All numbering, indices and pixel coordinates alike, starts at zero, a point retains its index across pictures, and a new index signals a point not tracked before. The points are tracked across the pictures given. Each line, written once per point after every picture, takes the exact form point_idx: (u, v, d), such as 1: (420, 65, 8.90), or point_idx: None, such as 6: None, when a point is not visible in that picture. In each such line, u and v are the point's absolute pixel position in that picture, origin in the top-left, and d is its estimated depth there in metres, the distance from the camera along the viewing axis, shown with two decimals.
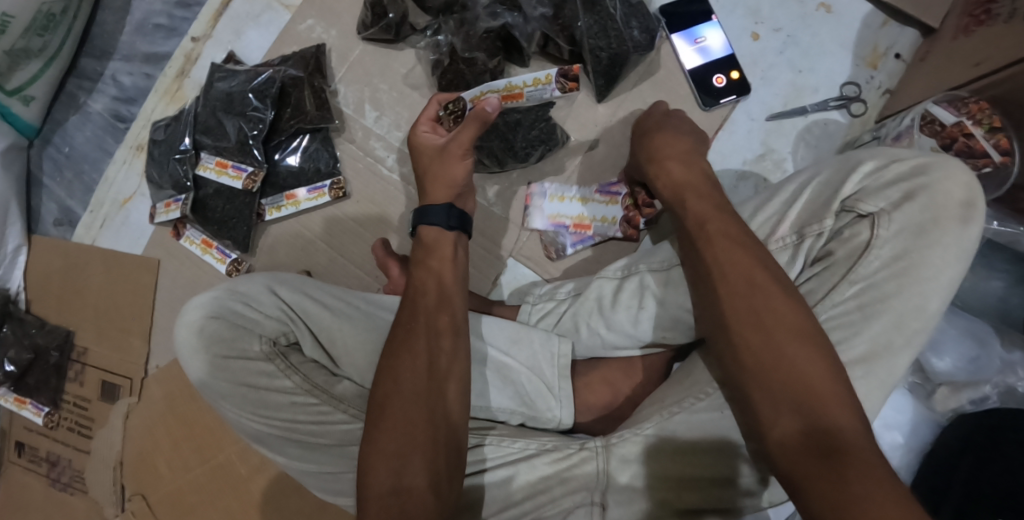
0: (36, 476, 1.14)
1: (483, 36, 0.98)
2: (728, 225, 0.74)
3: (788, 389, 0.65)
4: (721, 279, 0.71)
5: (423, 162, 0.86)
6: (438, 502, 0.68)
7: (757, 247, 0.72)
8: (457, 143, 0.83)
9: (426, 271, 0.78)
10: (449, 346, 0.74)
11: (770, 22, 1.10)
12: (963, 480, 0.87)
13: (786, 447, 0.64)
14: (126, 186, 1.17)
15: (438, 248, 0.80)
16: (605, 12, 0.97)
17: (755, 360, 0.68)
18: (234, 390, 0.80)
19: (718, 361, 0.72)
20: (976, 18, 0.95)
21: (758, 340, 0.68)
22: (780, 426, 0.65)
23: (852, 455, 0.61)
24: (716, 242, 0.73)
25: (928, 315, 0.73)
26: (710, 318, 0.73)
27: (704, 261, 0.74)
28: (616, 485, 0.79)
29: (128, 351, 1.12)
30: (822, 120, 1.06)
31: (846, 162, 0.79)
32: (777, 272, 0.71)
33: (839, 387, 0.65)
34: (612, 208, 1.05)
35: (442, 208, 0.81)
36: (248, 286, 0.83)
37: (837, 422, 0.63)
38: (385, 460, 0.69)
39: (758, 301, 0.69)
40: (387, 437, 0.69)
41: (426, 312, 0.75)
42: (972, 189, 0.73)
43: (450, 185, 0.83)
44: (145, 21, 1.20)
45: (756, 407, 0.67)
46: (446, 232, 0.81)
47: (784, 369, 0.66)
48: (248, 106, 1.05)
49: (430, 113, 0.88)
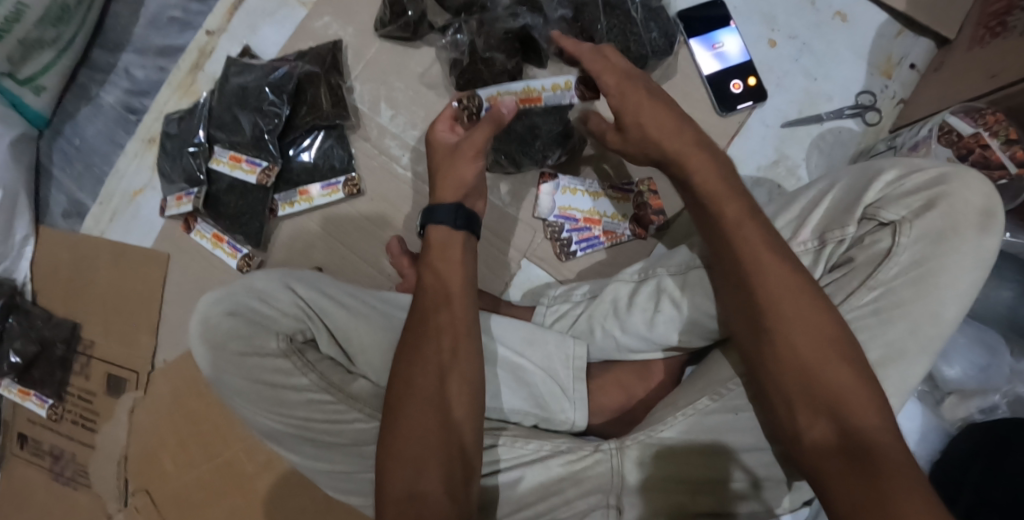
0: (39, 469, 1.13)
1: (502, 36, 0.97)
2: (748, 219, 0.73)
3: (821, 392, 0.66)
4: (754, 276, 0.71)
5: (436, 160, 0.83)
6: (454, 507, 0.67)
7: (788, 249, 0.72)
8: (470, 143, 0.81)
9: (434, 276, 0.77)
10: (452, 345, 0.73)
11: (786, 29, 1.10)
12: (974, 482, 0.86)
13: (817, 450, 0.66)
14: (137, 179, 1.16)
15: (448, 248, 0.79)
16: (624, 16, 0.98)
17: (788, 361, 0.68)
18: (251, 387, 0.80)
19: (749, 361, 0.73)
20: (991, 30, 0.97)
21: (792, 340, 0.68)
22: (810, 429, 0.66)
23: (885, 461, 0.62)
24: (746, 240, 0.72)
25: (945, 323, 0.73)
26: (739, 316, 0.73)
27: (729, 260, 0.73)
28: (630, 487, 0.79)
29: (135, 346, 1.12)
30: (836, 128, 1.07)
31: (865, 171, 0.79)
32: (805, 272, 0.70)
33: (871, 391, 0.66)
34: (623, 205, 1.07)
35: (450, 208, 0.79)
36: (263, 283, 0.83)
37: (869, 425, 0.64)
38: (400, 466, 0.68)
39: (791, 301, 0.69)
40: (403, 441, 0.69)
41: (431, 312, 0.75)
42: (991, 198, 0.74)
43: (460, 185, 0.81)
44: (160, 14, 1.19)
45: (789, 408, 0.68)
46: (454, 232, 0.79)
47: (819, 371, 0.67)
48: (264, 101, 1.04)
49: (448, 111, 0.85)
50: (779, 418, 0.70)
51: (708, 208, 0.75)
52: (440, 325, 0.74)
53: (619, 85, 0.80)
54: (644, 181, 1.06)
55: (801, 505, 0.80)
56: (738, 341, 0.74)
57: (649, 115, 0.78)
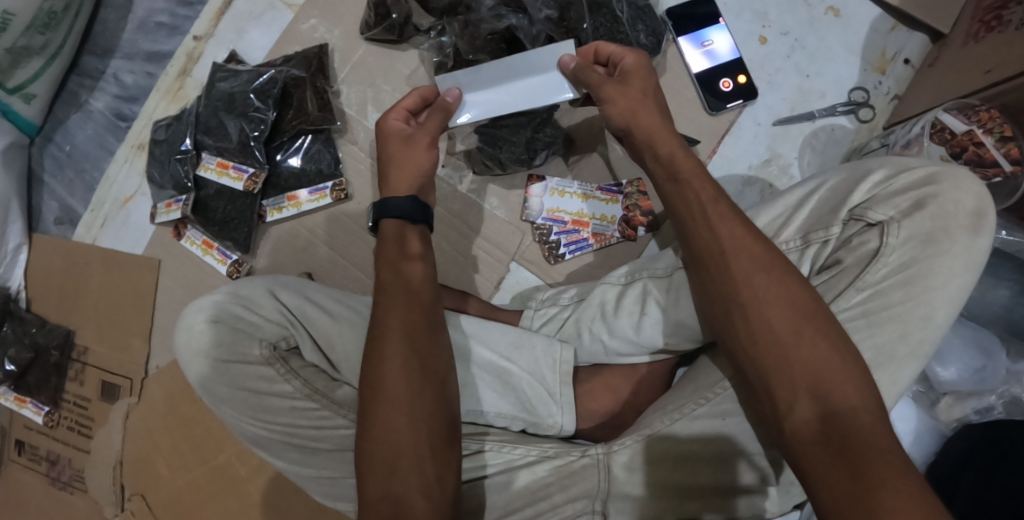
0: (35, 475, 1.13)
1: (487, 37, 0.95)
2: (717, 204, 0.73)
3: (800, 373, 0.66)
4: (727, 256, 0.71)
5: (388, 150, 0.82)
6: (430, 506, 0.67)
7: (762, 234, 0.72)
8: (426, 132, 0.82)
9: (393, 271, 0.76)
10: (423, 346, 0.72)
11: (777, 25, 1.09)
12: (968, 488, 0.84)
13: (798, 435, 0.65)
14: (128, 185, 1.17)
15: (398, 238, 0.77)
16: (610, 15, 0.98)
17: (765, 339, 0.68)
18: (234, 395, 0.79)
19: (723, 345, 0.72)
20: (987, 24, 0.95)
21: (768, 316, 0.68)
22: (791, 413, 0.66)
23: (866, 444, 0.61)
24: (720, 224, 0.72)
25: (936, 325, 0.72)
26: (711, 297, 0.72)
27: (702, 242, 0.73)
28: (618, 493, 0.79)
29: (128, 351, 1.12)
30: (829, 126, 1.06)
31: (854, 170, 0.78)
32: (776, 251, 0.71)
33: (851, 369, 0.65)
34: (612, 207, 1.06)
35: (406, 199, 0.78)
36: (248, 289, 0.83)
37: (848, 406, 0.64)
38: (374, 468, 0.68)
39: (763, 281, 0.69)
40: (374, 446, 0.68)
41: (404, 312, 0.74)
42: (982, 198, 0.72)
43: (417, 174, 0.81)
44: (148, 20, 1.19)
45: (768, 391, 0.67)
46: (410, 224, 0.78)
47: (795, 351, 0.66)
48: (249, 107, 1.05)
49: (406, 102, 0.83)
50: (760, 403, 0.69)
51: (683, 196, 0.75)
52: (422, 320, 0.74)
53: (634, 66, 0.81)
54: (633, 182, 1.05)
55: (791, 509, 0.78)
56: (716, 326, 0.73)
57: (636, 105, 0.79)
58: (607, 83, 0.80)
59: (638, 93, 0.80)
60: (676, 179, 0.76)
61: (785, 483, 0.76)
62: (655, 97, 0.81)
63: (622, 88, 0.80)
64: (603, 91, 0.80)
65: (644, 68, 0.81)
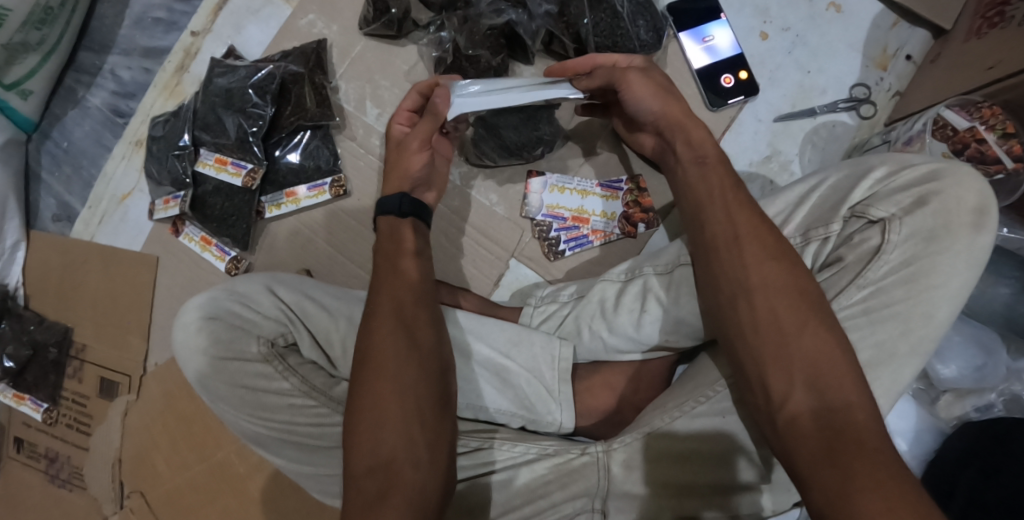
0: (34, 472, 1.13)
1: (486, 32, 0.97)
2: (736, 193, 0.74)
3: (801, 363, 0.65)
4: (741, 241, 0.71)
5: (388, 154, 0.85)
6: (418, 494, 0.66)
7: (776, 227, 0.72)
8: (415, 135, 0.81)
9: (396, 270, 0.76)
10: (426, 339, 0.73)
11: (779, 21, 1.08)
12: (967, 486, 0.84)
13: (792, 423, 0.64)
14: (125, 182, 1.16)
15: (392, 234, 0.79)
16: (611, 10, 0.96)
17: (768, 327, 0.67)
18: (231, 393, 0.79)
19: (725, 333, 0.71)
20: (989, 20, 0.94)
21: (774, 304, 0.68)
22: (788, 401, 0.65)
23: (859, 441, 0.61)
24: (735, 216, 0.73)
25: (937, 323, 0.71)
26: (717, 284, 0.72)
27: (714, 228, 0.73)
28: (617, 491, 0.79)
29: (126, 348, 1.11)
30: (830, 122, 1.05)
31: (856, 167, 0.77)
32: (786, 242, 0.71)
33: (850, 366, 0.65)
34: (612, 203, 1.06)
35: (394, 196, 0.79)
36: (247, 286, 0.83)
37: (845, 400, 0.63)
38: (365, 456, 0.67)
39: (770, 270, 0.69)
40: (367, 433, 0.68)
41: (413, 304, 0.74)
42: (985, 195, 0.72)
43: (404, 177, 0.82)
44: (145, 15, 1.19)
45: (766, 378, 0.67)
46: (398, 219, 0.79)
47: (797, 341, 0.66)
48: (247, 103, 1.04)
49: (408, 103, 0.84)
50: (753, 392, 0.68)
51: (699, 188, 0.76)
52: (426, 314, 0.74)
53: (646, 64, 0.86)
54: (635, 178, 1.05)
55: (790, 507, 0.77)
56: (718, 315, 0.72)
57: (646, 94, 0.83)
58: (624, 74, 0.83)
59: (649, 84, 0.83)
60: (702, 162, 0.77)
61: (783, 481, 0.75)
62: (667, 93, 0.83)
63: (647, 74, 0.84)
64: (631, 76, 0.83)
65: (654, 66, 0.86)
